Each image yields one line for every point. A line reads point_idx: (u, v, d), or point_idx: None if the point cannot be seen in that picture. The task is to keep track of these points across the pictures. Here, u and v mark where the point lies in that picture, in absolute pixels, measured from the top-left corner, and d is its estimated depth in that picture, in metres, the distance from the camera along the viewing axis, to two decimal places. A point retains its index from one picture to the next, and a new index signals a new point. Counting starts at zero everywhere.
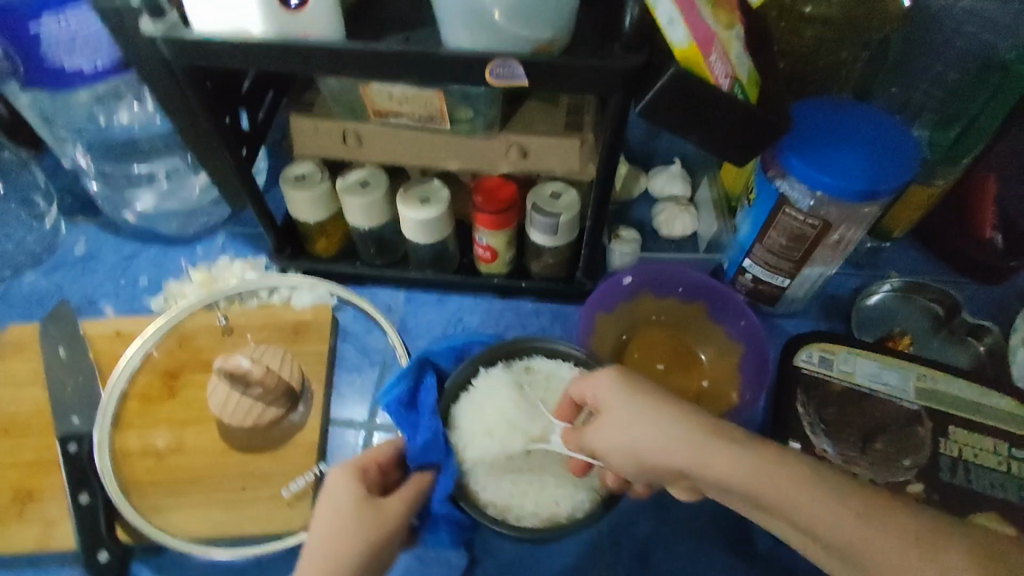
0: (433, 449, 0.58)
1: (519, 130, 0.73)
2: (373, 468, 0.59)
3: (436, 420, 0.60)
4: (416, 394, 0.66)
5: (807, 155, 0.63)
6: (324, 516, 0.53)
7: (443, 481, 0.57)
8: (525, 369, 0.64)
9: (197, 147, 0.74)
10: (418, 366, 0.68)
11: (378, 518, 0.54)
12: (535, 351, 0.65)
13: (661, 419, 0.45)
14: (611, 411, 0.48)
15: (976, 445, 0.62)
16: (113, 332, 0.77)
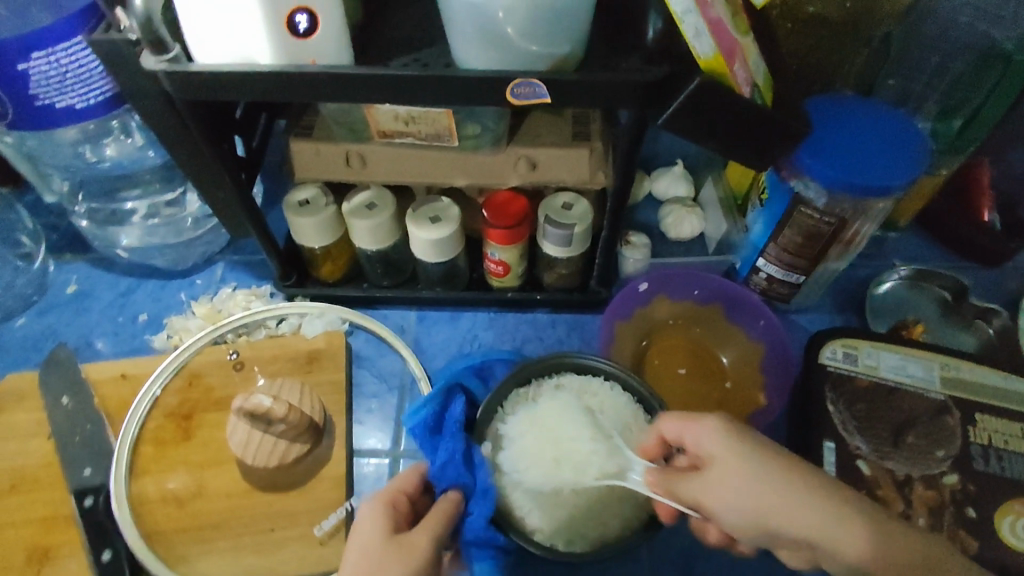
0: (456, 468, 0.58)
1: (527, 143, 0.71)
2: (403, 501, 0.55)
3: (457, 440, 0.61)
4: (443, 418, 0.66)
5: (823, 154, 0.62)
6: (353, 554, 0.50)
7: (474, 506, 0.57)
8: (554, 387, 0.64)
9: (196, 179, 0.72)
10: (446, 390, 0.67)
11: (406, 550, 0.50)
12: (564, 368, 0.65)
13: (782, 481, 0.42)
14: (719, 465, 0.45)
15: (1005, 432, 0.63)
16: (118, 374, 0.74)
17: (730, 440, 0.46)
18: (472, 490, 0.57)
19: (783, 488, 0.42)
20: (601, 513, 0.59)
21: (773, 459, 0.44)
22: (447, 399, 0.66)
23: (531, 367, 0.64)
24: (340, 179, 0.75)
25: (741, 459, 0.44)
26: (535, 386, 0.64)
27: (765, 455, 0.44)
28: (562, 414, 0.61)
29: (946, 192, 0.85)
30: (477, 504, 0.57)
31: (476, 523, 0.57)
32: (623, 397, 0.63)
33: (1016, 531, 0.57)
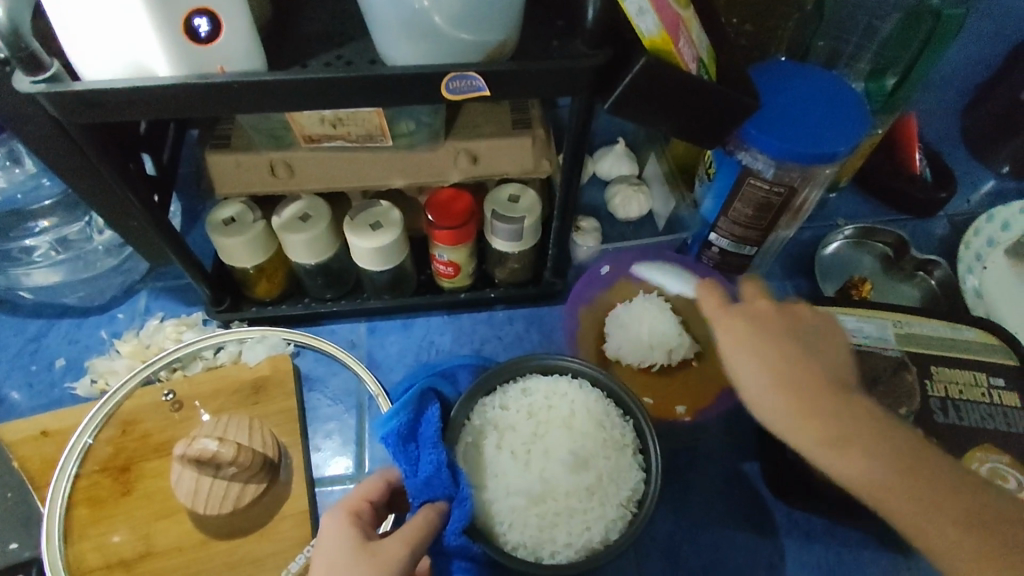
0: (442, 480, 0.54)
1: (465, 135, 0.67)
2: (366, 509, 0.53)
3: (442, 450, 0.56)
4: (417, 426, 0.57)
5: (769, 126, 0.61)
6: (323, 562, 0.47)
7: (453, 512, 0.54)
8: (521, 391, 0.63)
9: (102, 207, 0.64)
10: (420, 396, 0.60)
11: (379, 550, 0.47)
12: (530, 369, 0.64)
13: (779, 382, 0.44)
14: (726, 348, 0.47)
15: (959, 381, 0.64)
16: (38, 432, 0.67)
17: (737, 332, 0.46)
18: (450, 497, 0.55)
19: (780, 389, 0.43)
20: (585, 518, 0.57)
21: (777, 354, 0.44)
22: (420, 407, 0.59)
23: (498, 374, 0.62)
24: (267, 190, 0.69)
25: (743, 355, 0.45)
26: (501, 393, 0.63)
27: (769, 353, 0.45)
28: (656, 313, 0.71)
29: (878, 149, 0.87)
30: (457, 508, 0.54)
31: (454, 530, 0.54)
32: (593, 393, 0.62)
33: None
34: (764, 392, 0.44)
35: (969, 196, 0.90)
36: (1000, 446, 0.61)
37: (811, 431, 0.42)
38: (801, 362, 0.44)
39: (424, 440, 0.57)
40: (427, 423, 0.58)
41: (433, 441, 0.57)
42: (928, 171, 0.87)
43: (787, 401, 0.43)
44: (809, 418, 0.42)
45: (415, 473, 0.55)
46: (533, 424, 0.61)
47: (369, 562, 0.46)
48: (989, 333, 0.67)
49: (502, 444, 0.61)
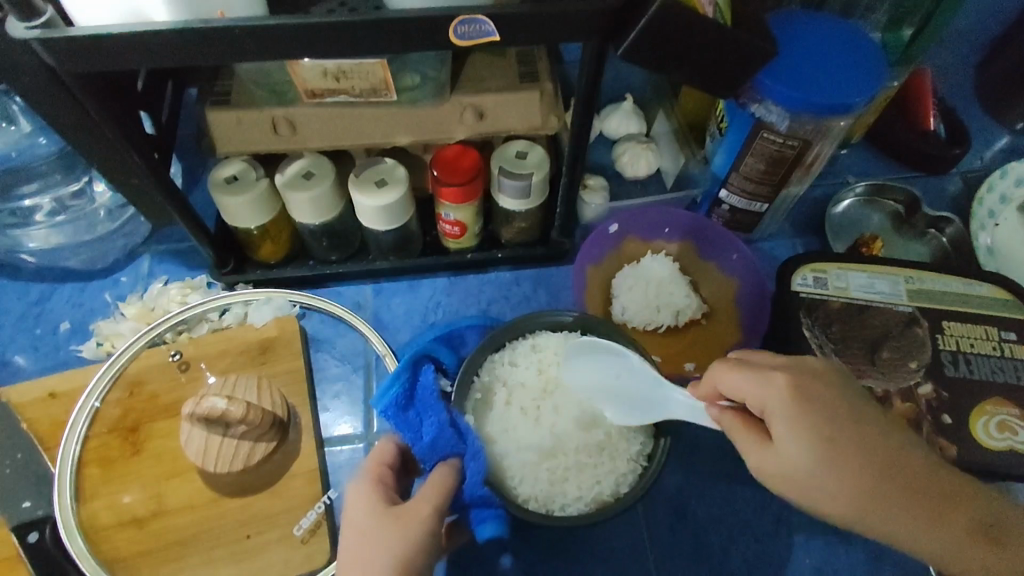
0: (448, 441, 0.55)
1: (471, 89, 0.66)
2: (388, 472, 0.52)
3: (440, 411, 0.56)
4: (414, 392, 0.59)
5: (784, 75, 0.60)
6: (352, 528, 0.47)
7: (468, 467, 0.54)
8: (531, 348, 0.62)
9: (102, 168, 0.63)
10: (414, 364, 0.62)
11: (404, 514, 0.47)
12: (538, 327, 0.63)
13: (862, 473, 0.42)
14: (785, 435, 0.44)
15: (970, 336, 0.64)
16: (46, 393, 0.67)
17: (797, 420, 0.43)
18: (460, 453, 0.55)
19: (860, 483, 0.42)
20: (594, 471, 0.58)
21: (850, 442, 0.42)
22: (413, 379, 0.60)
23: (506, 331, 0.62)
24: (269, 149, 0.67)
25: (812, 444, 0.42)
26: (510, 350, 0.63)
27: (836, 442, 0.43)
28: (666, 277, 0.71)
29: (891, 105, 0.85)
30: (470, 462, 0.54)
31: (473, 485, 0.55)
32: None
33: (988, 430, 0.59)
34: (837, 478, 0.42)
35: (982, 152, 0.88)
36: (1011, 399, 0.61)
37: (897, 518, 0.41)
38: (866, 441, 0.43)
39: (420, 405, 0.57)
40: (422, 393, 0.59)
41: (430, 405, 0.57)
42: (942, 127, 0.85)
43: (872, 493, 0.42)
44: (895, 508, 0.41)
45: (418, 437, 0.55)
46: (544, 381, 0.61)
47: (395, 526, 0.46)
48: (1002, 289, 0.66)
49: (511, 400, 0.61)
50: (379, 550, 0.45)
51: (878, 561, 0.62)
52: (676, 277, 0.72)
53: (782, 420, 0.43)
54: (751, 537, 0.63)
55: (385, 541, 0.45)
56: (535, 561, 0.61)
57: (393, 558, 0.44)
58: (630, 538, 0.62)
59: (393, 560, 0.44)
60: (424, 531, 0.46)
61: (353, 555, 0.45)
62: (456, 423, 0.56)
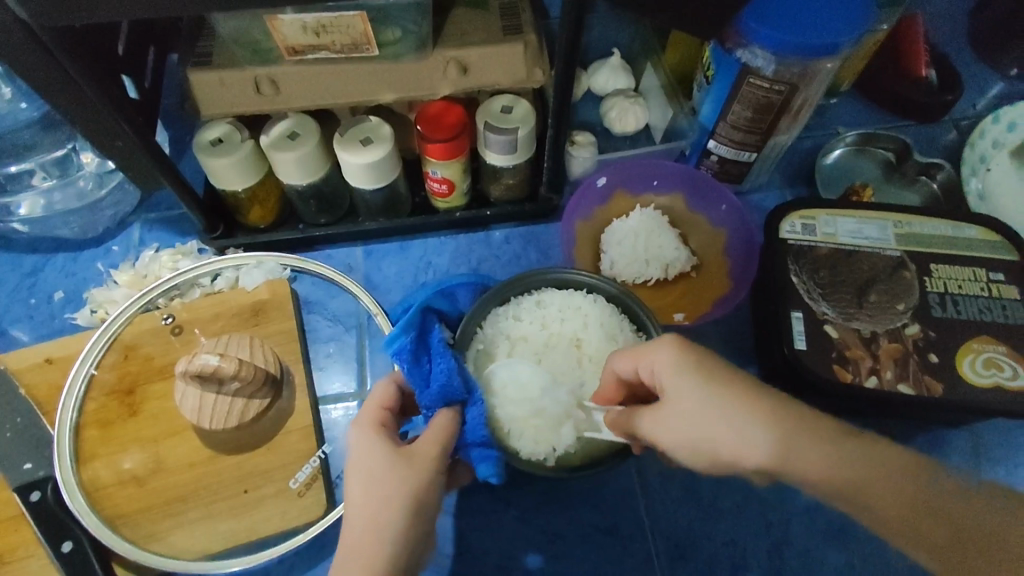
0: (451, 388, 0.54)
1: (454, 43, 0.65)
2: (389, 416, 0.51)
3: (449, 358, 0.55)
4: (424, 337, 0.57)
5: (770, 17, 0.59)
6: (356, 484, 0.45)
7: (469, 413, 0.54)
8: (535, 304, 0.62)
9: (87, 133, 0.63)
10: (422, 313, 0.59)
11: (411, 468, 0.46)
12: (544, 284, 0.63)
13: (760, 418, 0.39)
14: (677, 401, 0.43)
15: (958, 277, 0.64)
16: (43, 359, 0.67)
17: (684, 384, 0.42)
18: (464, 401, 0.54)
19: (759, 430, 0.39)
20: (587, 426, 0.56)
21: (737, 393, 0.41)
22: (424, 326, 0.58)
23: (510, 287, 0.62)
24: (253, 109, 0.67)
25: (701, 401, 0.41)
26: (515, 304, 0.62)
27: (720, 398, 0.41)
28: (654, 230, 0.71)
29: (882, 53, 0.84)
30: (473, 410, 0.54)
31: (473, 428, 0.53)
32: (609, 308, 0.61)
33: (974, 367, 0.59)
34: (720, 420, 0.41)
35: (975, 100, 0.87)
36: (998, 337, 0.61)
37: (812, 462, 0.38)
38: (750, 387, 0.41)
39: (432, 351, 0.55)
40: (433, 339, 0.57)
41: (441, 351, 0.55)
42: (934, 74, 0.84)
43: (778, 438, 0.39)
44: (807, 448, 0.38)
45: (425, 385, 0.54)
46: (546, 336, 0.61)
47: (402, 482, 0.45)
48: (991, 231, 0.66)
49: (514, 353, 0.61)
50: (389, 506, 0.44)
51: None
52: (665, 230, 0.71)
53: (675, 382, 0.43)
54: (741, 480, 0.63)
55: (394, 496, 0.44)
56: (529, 509, 0.62)
57: (404, 512, 0.44)
58: (622, 485, 0.63)
59: (403, 514, 0.44)
60: (429, 483, 0.46)
61: (366, 501, 0.44)
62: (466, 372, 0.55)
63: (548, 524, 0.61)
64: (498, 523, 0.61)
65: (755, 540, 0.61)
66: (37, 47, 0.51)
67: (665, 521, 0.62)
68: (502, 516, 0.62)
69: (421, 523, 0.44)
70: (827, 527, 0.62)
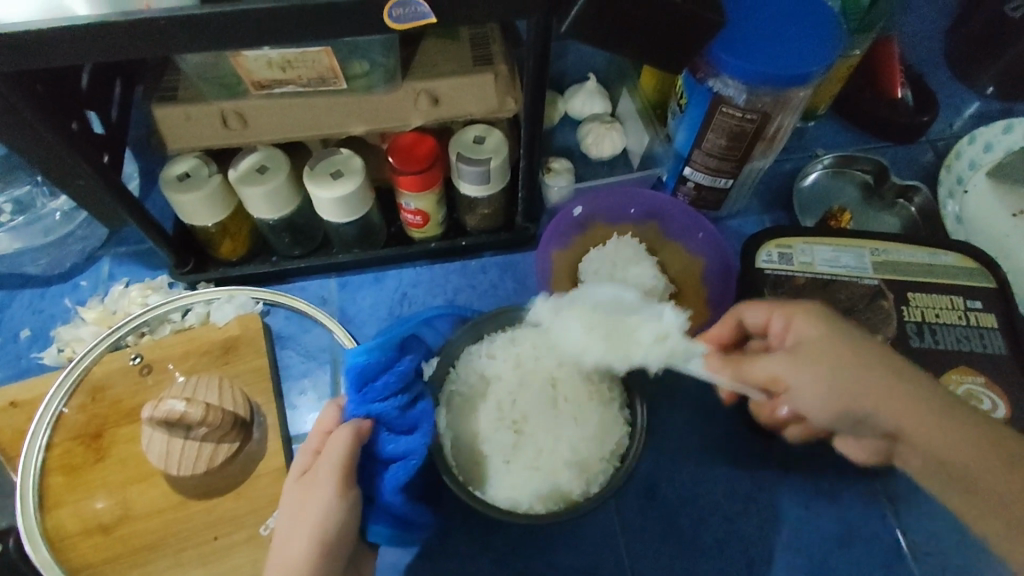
0: (379, 409, 0.52)
1: (424, 75, 0.64)
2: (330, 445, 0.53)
3: (394, 385, 0.52)
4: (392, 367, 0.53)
5: (739, 47, 0.58)
6: (285, 513, 0.49)
7: (389, 444, 0.52)
8: (510, 341, 0.61)
9: (49, 173, 0.61)
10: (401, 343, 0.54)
11: (313, 495, 0.48)
12: (517, 320, 0.62)
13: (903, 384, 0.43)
14: (812, 358, 0.46)
15: (936, 306, 0.64)
16: (7, 403, 0.66)
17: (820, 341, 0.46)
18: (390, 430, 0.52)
19: (898, 398, 0.43)
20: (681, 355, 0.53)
21: (876, 355, 0.45)
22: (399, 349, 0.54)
23: (483, 323, 0.60)
24: (221, 143, 0.66)
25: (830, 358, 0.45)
26: (489, 341, 0.61)
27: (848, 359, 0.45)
28: (631, 259, 0.71)
29: (858, 75, 0.84)
30: (398, 446, 0.52)
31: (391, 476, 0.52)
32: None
33: None
34: (859, 380, 0.44)
35: (952, 120, 0.87)
36: (976, 367, 0.61)
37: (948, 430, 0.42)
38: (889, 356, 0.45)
39: (392, 375, 0.52)
40: (401, 362, 0.53)
41: (398, 380, 0.52)
42: (910, 95, 0.84)
43: (915, 405, 0.43)
44: (957, 425, 0.42)
45: (359, 390, 0.52)
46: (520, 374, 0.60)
47: (308, 511, 0.47)
48: (968, 258, 0.66)
49: (488, 393, 0.59)
50: (296, 539, 0.47)
51: (849, 534, 0.62)
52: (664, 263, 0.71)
53: (811, 338, 0.47)
54: (722, 516, 0.63)
55: (299, 528, 0.47)
56: (506, 551, 0.61)
57: (309, 544, 0.46)
58: (601, 523, 0.62)
59: (309, 543, 0.46)
60: (333, 504, 0.48)
61: (286, 530, 0.48)
62: (413, 411, 0.53)
63: (525, 567, 0.60)
64: (475, 567, 0.60)
65: None
66: None
67: (645, 561, 0.61)
68: (480, 558, 0.61)
69: (331, 547, 0.47)
70: (811, 563, 0.61)
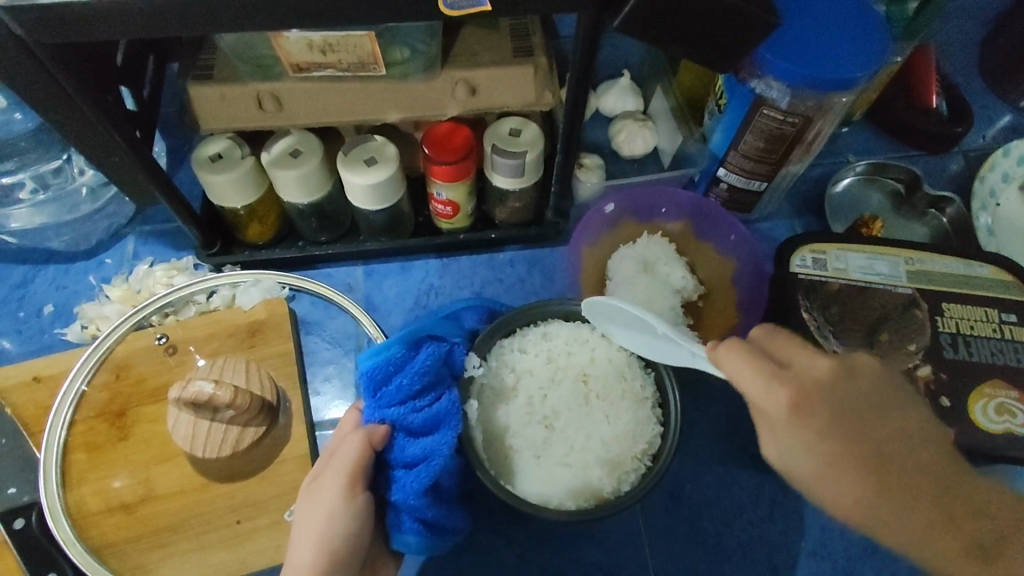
0: (392, 413, 0.50)
1: (464, 64, 0.63)
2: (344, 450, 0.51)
3: (410, 387, 0.49)
4: (407, 366, 0.50)
5: (787, 49, 0.58)
6: (297, 518, 0.48)
7: (407, 445, 0.50)
8: (542, 336, 0.60)
9: (81, 147, 0.61)
10: (417, 340, 0.51)
11: (320, 498, 0.47)
12: (551, 315, 0.61)
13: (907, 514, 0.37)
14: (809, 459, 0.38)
15: (970, 317, 0.63)
16: (30, 377, 0.65)
17: (802, 428, 0.37)
18: (408, 431, 0.50)
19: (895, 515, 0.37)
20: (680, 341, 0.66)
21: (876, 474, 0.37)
22: (415, 345, 0.51)
23: (516, 317, 0.60)
24: (255, 125, 0.65)
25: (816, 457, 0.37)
26: (521, 335, 0.60)
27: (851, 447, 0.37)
28: (661, 258, 0.71)
29: (893, 83, 0.83)
30: (417, 449, 0.49)
31: (406, 491, 0.49)
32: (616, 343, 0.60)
33: (987, 413, 0.59)
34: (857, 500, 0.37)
35: (984, 131, 0.86)
36: (1008, 380, 0.61)
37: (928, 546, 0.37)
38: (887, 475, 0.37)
39: (407, 375, 0.49)
40: (417, 360, 0.50)
41: (414, 379, 0.50)
42: (944, 105, 0.84)
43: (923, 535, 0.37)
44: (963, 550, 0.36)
45: (375, 394, 0.50)
46: (552, 369, 0.60)
47: (315, 514, 0.46)
48: (1004, 271, 0.65)
49: (519, 387, 0.59)
50: (303, 547, 0.46)
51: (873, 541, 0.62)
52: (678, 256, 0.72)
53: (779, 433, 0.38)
54: (747, 520, 0.62)
55: (306, 532, 0.46)
56: (530, 545, 0.61)
57: (316, 554, 0.45)
58: (626, 522, 0.62)
59: (315, 551, 0.45)
60: (342, 508, 0.47)
61: (296, 536, 0.47)
62: (432, 410, 0.50)
63: (549, 563, 0.60)
64: (499, 562, 0.60)
65: None
66: (28, 60, 0.49)
67: (668, 560, 0.61)
68: (503, 551, 0.61)
69: (341, 556, 0.46)
70: (835, 570, 0.61)
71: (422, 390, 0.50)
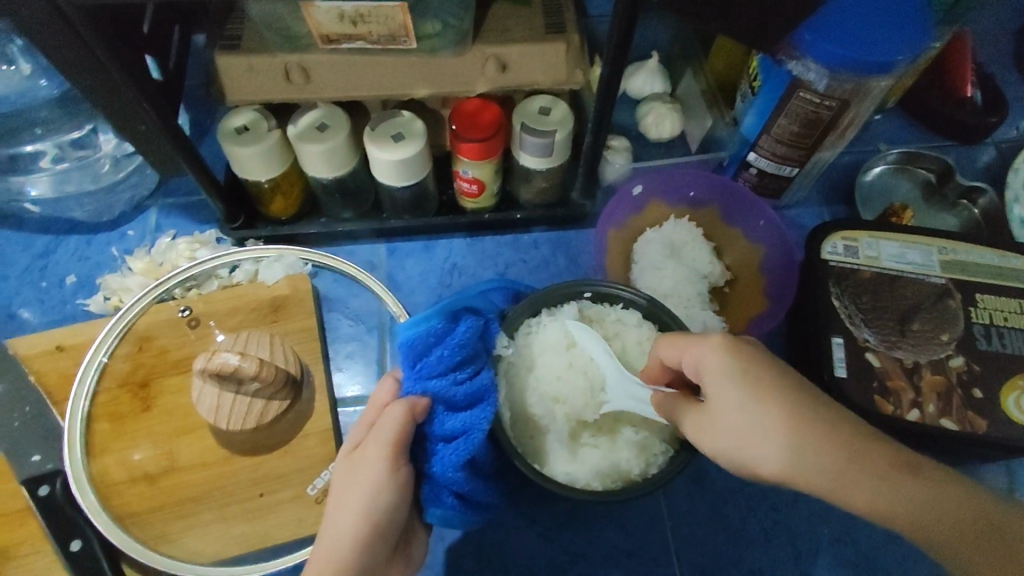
0: (431, 385, 0.48)
1: (495, 39, 0.62)
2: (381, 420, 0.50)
3: (450, 360, 0.48)
4: (448, 340, 0.48)
5: (828, 28, 0.56)
6: (336, 487, 0.47)
7: (446, 418, 0.49)
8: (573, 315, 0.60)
9: (109, 115, 0.60)
10: (456, 312, 0.49)
11: (362, 470, 0.46)
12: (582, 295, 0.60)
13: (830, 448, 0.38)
14: (735, 402, 0.41)
15: (1004, 309, 0.62)
16: (54, 347, 0.65)
17: (726, 364, 0.42)
18: (447, 404, 0.49)
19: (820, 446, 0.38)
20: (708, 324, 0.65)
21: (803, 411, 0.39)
22: (453, 317, 0.49)
23: (547, 297, 0.59)
24: (283, 98, 0.65)
25: (753, 399, 0.40)
26: (549, 315, 0.59)
27: (784, 388, 0.40)
28: (688, 242, 0.70)
29: (926, 71, 0.82)
30: (456, 423, 0.49)
31: (445, 465, 0.49)
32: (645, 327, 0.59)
33: (1020, 405, 0.58)
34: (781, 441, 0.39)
35: (1018, 121, 0.84)
36: None
37: (897, 498, 0.37)
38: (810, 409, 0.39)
39: (447, 347, 0.48)
40: (457, 333, 0.48)
41: (455, 352, 0.48)
42: (978, 94, 0.82)
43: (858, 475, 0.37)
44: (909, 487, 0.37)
45: (414, 364, 0.49)
46: (572, 354, 0.58)
47: (358, 485, 0.46)
48: None
49: (541, 370, 0.58)
50: (344, 516, 0.45)
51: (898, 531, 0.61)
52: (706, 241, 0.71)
53: (718, 382, 0.42)
54: (770, 506, 0.62)
55: (348, 502, 0.46)
56: (552, 526, 0.60)
57: (358, 523, 0.45)
58: (648, 505, 0.62)
59: (357, 521, 0.45)
60: (386, 480, 0.46)
61: (336, 503, 0.46)
62: (474, 384, 0.49)
63: (572, 543, 0.60)
64: (520, 541, 0.60)
65: (783, 569, 0.60)
66: (62, 24, 0.48)
67: (691, 544, 0.60)
68: (525, 530, 0.60)
69: (382, 527, 0.46)
70: (857, 558, 0.60)
71: (462, 362, 0.49)
